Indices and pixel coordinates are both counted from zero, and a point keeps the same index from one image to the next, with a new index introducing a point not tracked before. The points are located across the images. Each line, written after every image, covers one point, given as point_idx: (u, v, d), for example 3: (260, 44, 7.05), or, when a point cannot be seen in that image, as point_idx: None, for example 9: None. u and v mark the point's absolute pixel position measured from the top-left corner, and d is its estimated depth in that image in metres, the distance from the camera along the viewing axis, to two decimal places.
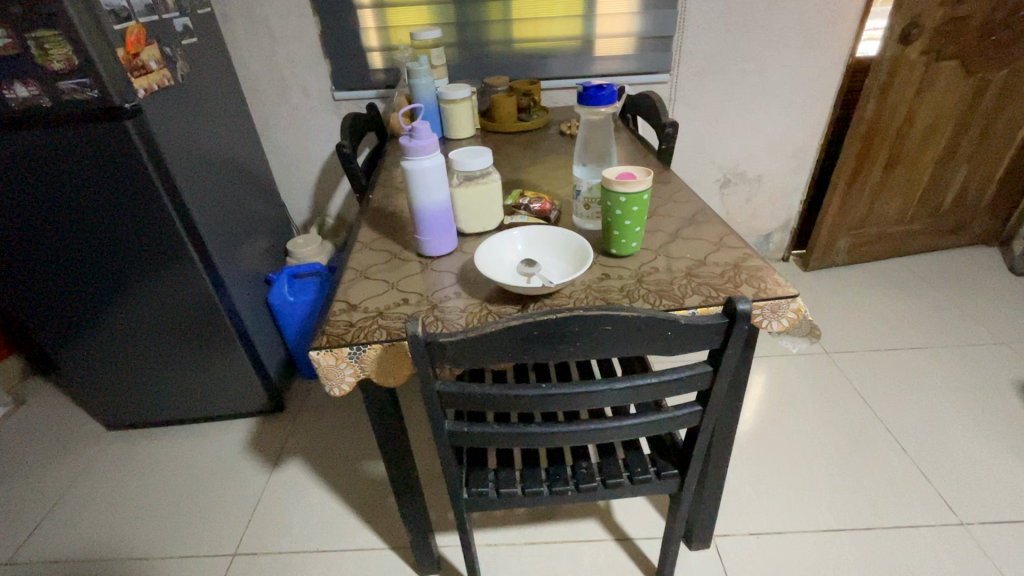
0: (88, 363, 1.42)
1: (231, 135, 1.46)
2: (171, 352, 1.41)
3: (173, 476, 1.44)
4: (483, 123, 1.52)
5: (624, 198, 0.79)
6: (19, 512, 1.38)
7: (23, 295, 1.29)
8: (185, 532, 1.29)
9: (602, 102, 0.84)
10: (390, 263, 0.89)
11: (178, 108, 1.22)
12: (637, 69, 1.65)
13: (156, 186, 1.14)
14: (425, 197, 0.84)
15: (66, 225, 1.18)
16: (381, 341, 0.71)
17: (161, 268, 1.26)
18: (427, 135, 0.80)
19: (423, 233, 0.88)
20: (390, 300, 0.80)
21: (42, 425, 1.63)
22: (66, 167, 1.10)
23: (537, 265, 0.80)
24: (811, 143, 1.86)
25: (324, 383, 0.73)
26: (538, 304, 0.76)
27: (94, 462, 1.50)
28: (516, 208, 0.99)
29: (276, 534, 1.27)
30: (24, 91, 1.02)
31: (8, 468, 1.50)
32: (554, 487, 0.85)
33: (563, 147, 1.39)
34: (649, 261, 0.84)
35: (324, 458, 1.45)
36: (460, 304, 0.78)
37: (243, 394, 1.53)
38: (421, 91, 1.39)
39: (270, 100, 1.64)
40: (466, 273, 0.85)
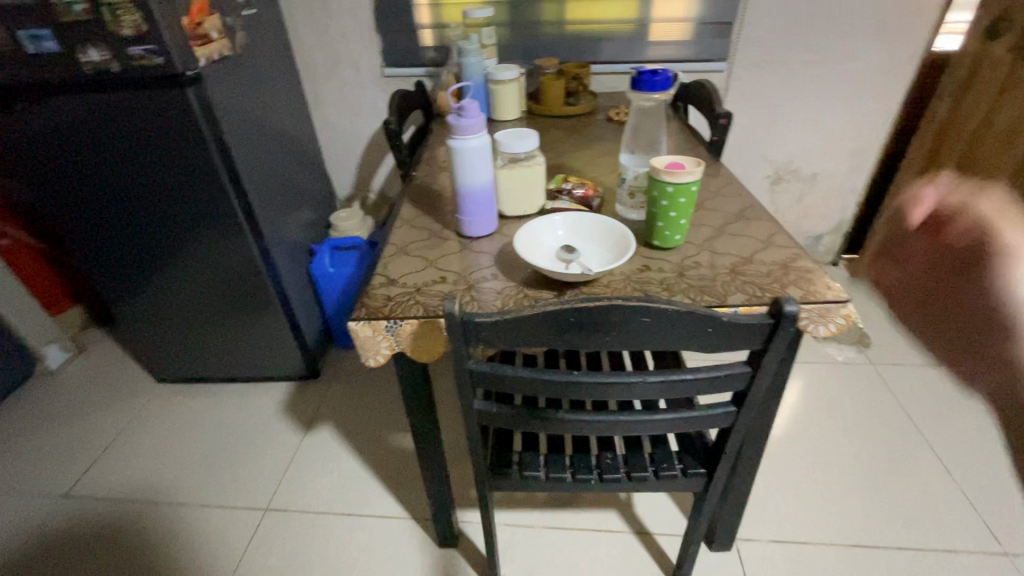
0: (143, 318, 1.51)
1: (284, 107, 1.50)
2: (218, 313, 1.48)
3: (215, 430, 1.52)
4: (530, 105, 1.50)
5: (672, 188, 0.77)
6: (77, 450, 1.49)
7: (88, 250, 1.37)
8: (222, 484, 1.37)
9: (656, 88, 0.81)
10: (429, 241, 0.90)
11: (235, 77, 1.25)
12: (692, 56, 1.59)
13: (212, 153, 1.18)
14: (468, 177, 0.84)
15: (129, 186, 1.24)
16: (418, 317, 0.72)
17: (213, 232, 1.31)
18: (475, 114, 0.80)
19: (464, 213, 0.88)
20: (427, 277, 0.80)
21: (99, 372, 1.75)
22: (131, 130, 1.15)
23: (577, 253, 0.79)
24: (874, 143, 1.76)
25: (360, 354, 0.75)
26: (576, 291, 0.75)
27: (144, 411, 1.59)
28: (558, 194, 0.98)
29: (307, 493, 1.33)
30: (96, 56, 1.07)
31: (69, 409, 1.61)
32: (577, 475, 0.85)
33: (609, 134, 1.36)
34: (692, 255, 0.82)
35: (355, 425, 1.50)
36: (496, 286, 0.78)
37: (282, 358, 1.59)
38: (470, 69, 1.39)
39: (322, 74, 1.67)
40: (505, 255, 0.85)
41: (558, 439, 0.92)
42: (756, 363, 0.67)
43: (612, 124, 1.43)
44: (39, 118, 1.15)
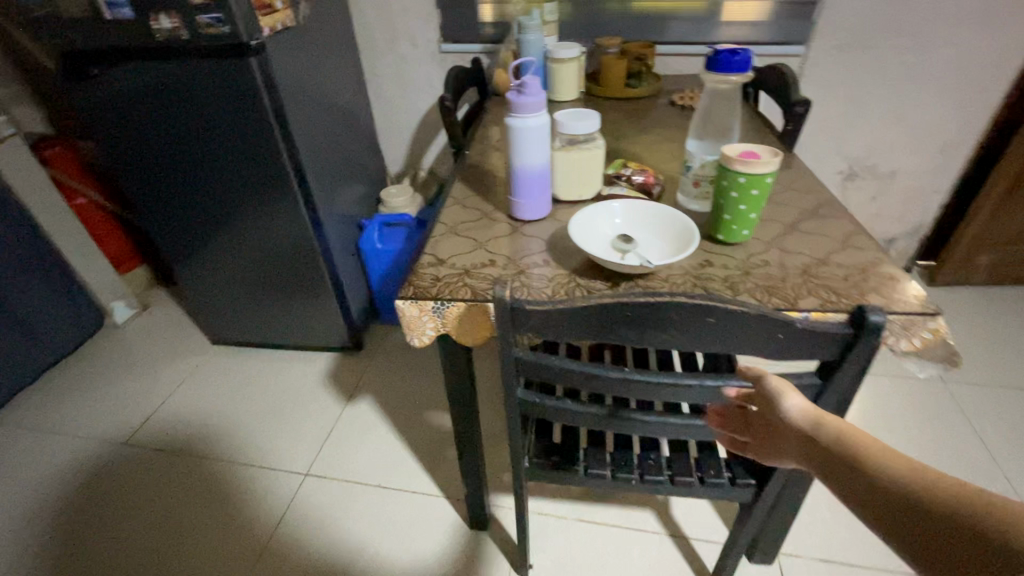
0: (200, 280, 1.57)
1: (342, 81, 1.50)
2: (269, 279, 1.52)
3: (262, 394, 1.57)
4: (590, 86, 1.45)
5: (744, 179, 0.71)
6: (137, 401, 1.58)
7: (152, 212, 1.43)
8: (266, 445, 1.42)
9: (733, 70, 0.74)
10: (480, 222, 0.88)
11: (296, 48, 1.26)
12: (769, 38, 1.48)
13: (271, 123, 1.20)
14: (524, 157, 0.81)
15: (193, 152, 1.28)
16: (466, 299, 0.70)
17: (268, 201, 1.34)
18: (536, 92, 0.76)
19: (517, 195, 0.86)
20: (477, 259, 0.78)
21: (160, 330, 1.84)
22: (197, 97, 1.18)
23: (633, 243, 0.75)
24: (966, 140, 1.60)
25: (405, 333, 0.74)
26: (632, 284, 0.71)
27: (198, 370, 1.68)
28: (616, 179, 0.93)
29: (345, 463, 1.36)
30: (167, 23, 1.09)
31: (132, 363, 1.72)
32: (617, 474, 0.82)
33: (672, 120, 1.29)
34: (759, 253, 0.76)
35: (394, 400, 1.52)
36: (547, 273, 0.75)
37: (327, 329, 1.62)
38: (528, 47, 1.34)
39: (379, 48, 1.66)
40: (557, 241, 0.82)
41: (599, 434, 0.89)
42: (828, 375, 0.62)
43: (676, 109, 1.35)
44: (113, 83, 1.19)
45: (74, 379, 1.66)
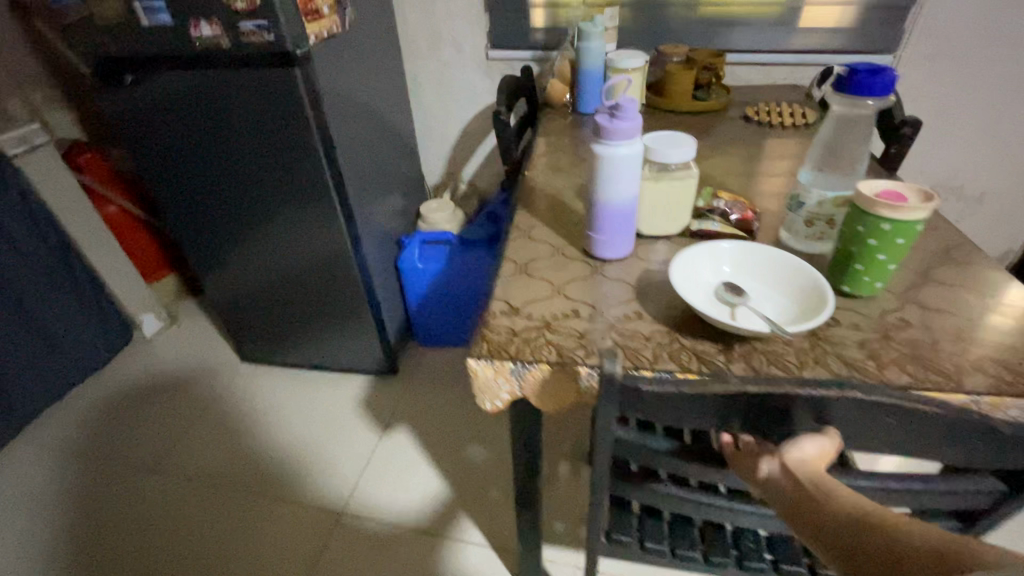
0: (232, 296, 1.50)
1: (385, 90, 1.41)
2: (305, 298, 1.45)
3: (295, 418, 1.50)
4: (652, 98, 1.33)
5: (888, 226, 0.59)
6: (167, 423, 1.52)
7: (186, 226, 1.36)
8: (301, 478, 1.35)
9: (874, 92, 0.61)
10: (554, 260, 0.78)
11: (342, 57, 1.17)
12: (852, 47, 1.34)
13: (314, 138, 1.12)
14: (612, 191, 0.70)
15: (230, 167, 1.21)
16: (552, 363, 0.60)
17: (307, 218, 1.27)
18: (632, 115, 0.65)
19: (598, 231, 0.75)
20: (557, 309, 0.68)
21: (190, 345, 1.78)
22: (237, 110, 1.10)
23: (746, 297, 0.64)
24: None
25: (476, 395, 0.64)
26: (748, 348, 0.60)
27: (229, 389, 1.61)
28: (708, 212, 0.81)
29: (383, 502, 1.28)
30: (208, 31, 1.01)
31: (161, 379, 1.66)
32: (712, 557, 0.71)
33: (749, 138, 1.17)
34: (895, 310, 0.65)
35: (433, 431, 1.43)
36: (644, 329, 0.64)
37: (363, 350, 1.54)
38: (589, 56, 1.23)
39: (423, 55, 1.57)
40: (648, 287, 0.71)
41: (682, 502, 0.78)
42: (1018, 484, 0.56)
43: (750, 125, 1.23)
44: (149, 94, 1.12)
45: (103, 397, 1.61)
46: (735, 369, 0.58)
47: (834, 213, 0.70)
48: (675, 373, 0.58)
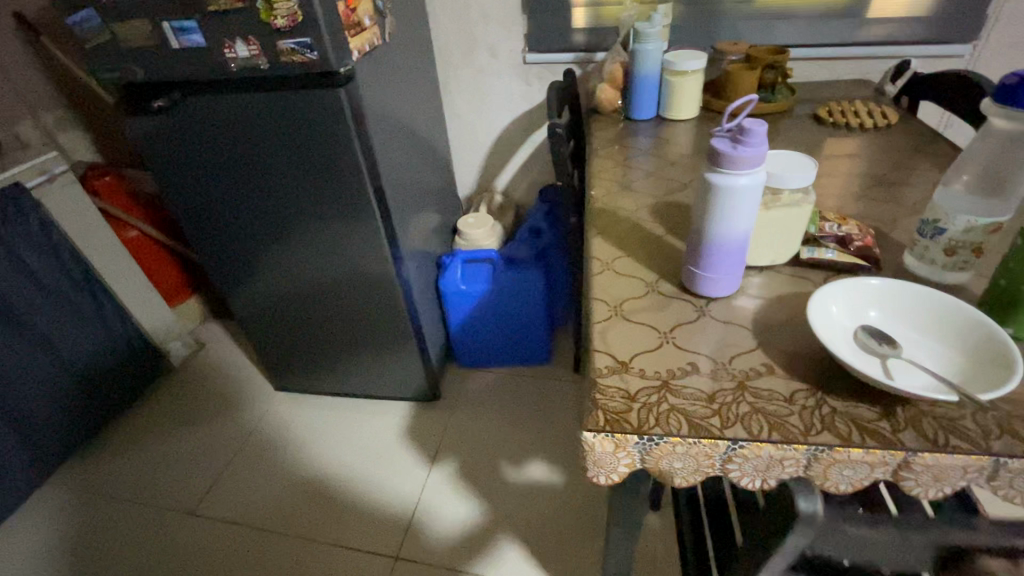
0: (264, 325, 1.42)
1: (421, 102, 1.33)
2: (343, 325, 1.37)
3: (338, 452, 1.43)
4: (709, 101, 1.23)
5: None
6: (202, 461, 1.46)
7: (215, 255, 1.28)
8: (348, 519, 1.28)
9: None
10: (651, 299, 0.69)
11: (382, 71, 1.09)
12: (925, 38, 1.24)
13: (358, 159, 1.03)
14: (727, 225, 0.61)
15: (264, 194, 1.13)
16: (684, 435, 0.52)
17: (347, 243, 1.18)
18: (759, 141, 0.55)
19: (705, 268, 0.66)
20: (672, 363, 0.59)
21: (220, 374, 1.72)
22: (272, 135, 1.02)
23: (899, 348, 0.55)
24: None
25: (587, 468, 0.56)
26: (912, 411, 0.52)
27: (264, 422, 1.55)
28: (819, 240, 0.72)
29: (438, 541, 1.21)
30: (245, 51, 0.93)
31: (194, 413, 1.60)
32: None
33: (825, 143, 1.07)
34: None
35: (485, 461, 1.35)
36: (781, 387, 0.55)
37: (404, 376, 1.47)
38: (644, 58, 1.15)
39: (455, 62, 1.48)
40: (770, 332, 0.62)
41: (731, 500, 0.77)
42: None
43: (823, 127, 1.13)
44: (177, 120, 1.04)
45: (134, 435, 1.55)
46: (906, 440, 0.49)
47: (982, 240, 0.61)
48: (835, 445, 0.50)
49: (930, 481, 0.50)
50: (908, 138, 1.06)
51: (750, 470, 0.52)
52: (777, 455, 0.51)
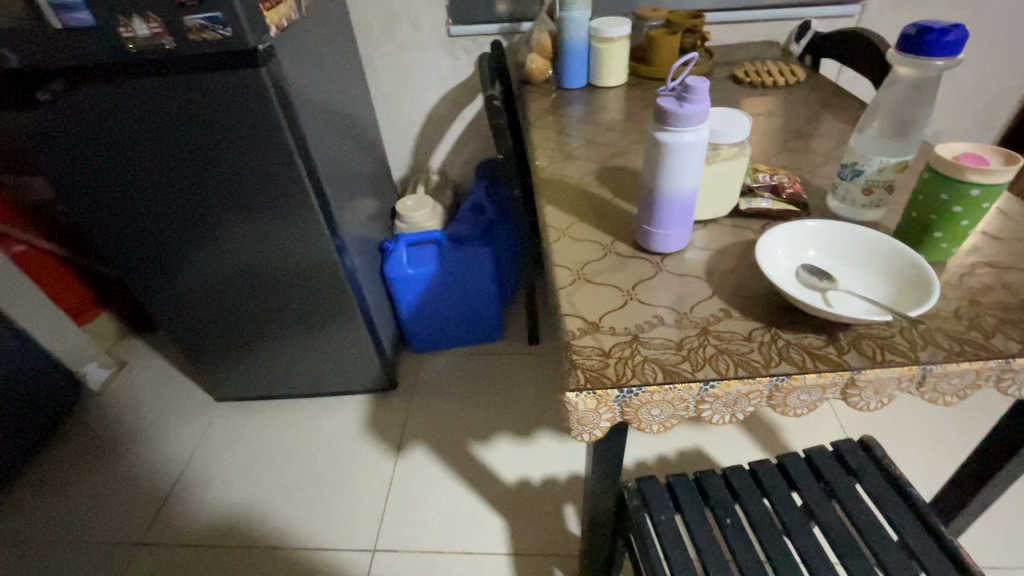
0: (196, 333, 1.32)
1: (346, 83, 1.26)
2: (286, 323, 1.30)
3: (295, 456, 1.38)
4: (636, 67, 1.27)
5: (977, 191, 0.57)
6: (143, 488, 1.35)
7: (129, 263, 1.16)
8: (317, 521, 1.24)
9: (944, 52, 0.58)
10: (610, 260, 0.71)
11: (303, 48, 1.02)
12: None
13: (289, 144, 0.97)
14: (678, 181, 0.63)
15: (182, 192, 1.03)
16: (659, 383, 0.55)
17: (283, 235, 1.11)
18: (703, 97, 0.58)
19: (658, 225, 0.68)
20: (639, 318, 0.62)
21: (150, 393, 1.58)
22: (188, 125, 0.93)
23: (833, 279, 0.61)
24: (1009, 96, 1.54)
25: (570, 428, 0.57)
26: (853, 334, 0.58)
27: (208, 437, 1.45)
28: (754, 191, 0.77)
29: (415, 529, 1.21)
30: (144, 29, 0.83)
31: (124, 439, 1.46)
32: None
33: (745, 101, 1.14)
34: (971, 272, 0.64)
35: (451, 442, 1.36)
36: (739, 328, 0.59)
37: (359, 369, 1.42)
38: (571, 26, 1.16)
39: (376, 37, 1.41)
40: (722, 280, 0.66)
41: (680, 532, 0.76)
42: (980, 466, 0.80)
43: (741, 87, 1.20)
44: (69, 113, 0.92)
45: (57, 474, 1.40)
46: (851, 360, 0.55)
47: (894, 178, 0.68)
48: (793, 373, 0.54)
49: (872, 394, 0.56)
50: (815, 92, 1.16)
51: (721, 408, 0.56)
52: (744, 390, 0.55)
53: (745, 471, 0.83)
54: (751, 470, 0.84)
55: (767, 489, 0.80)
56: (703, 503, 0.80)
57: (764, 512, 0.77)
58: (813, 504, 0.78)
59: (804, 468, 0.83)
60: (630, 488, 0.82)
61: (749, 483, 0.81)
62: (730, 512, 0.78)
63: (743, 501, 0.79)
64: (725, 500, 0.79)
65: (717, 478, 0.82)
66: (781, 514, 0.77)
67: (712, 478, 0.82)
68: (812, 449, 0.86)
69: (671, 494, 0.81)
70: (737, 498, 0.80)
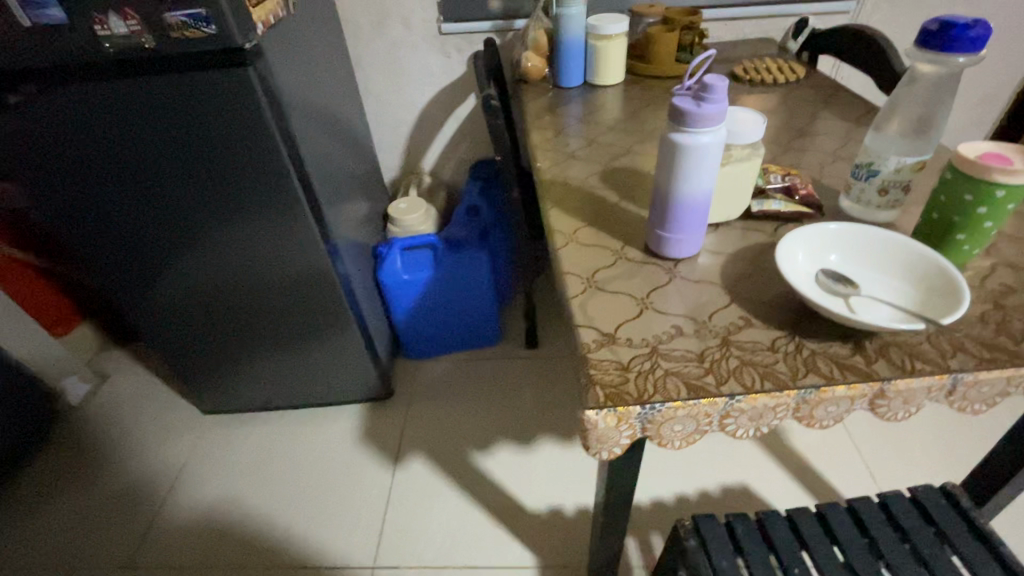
0: (180, 343, 1.26)
1: (335, 83, 1.22)
2: (275, 332, 1.25)
3: (288, 470, 1.33)
4: (634, 65, 1.25)
5: (1002, 192, 0.56)
6: (129, 507, 1.29)
7: (108, 272, 1.11)
8: (312, 537, 1.20)
9: (967, 49, 0.56)
10: (622, 266, 0.68)
11: (291, 47, 0.98)
12: None
13: (278, 146, 0.92)
14: (693, 184, 0.60)
15: (164, 197, 0.98)
16: (683, 398, 0.52)
17: (272, 241, 1.07)
18: (721, 96, 0.55)
19: (672, 230, 0.66)
20: (656, 327, 0.59)
21: (132, 406, 1.52)
22: (169, 127, 0.89)
23: (855, 285, 0.59)
24: (1000, 90, 1.54)
25: (589, 446, 0.54)
26: (880, 342, 0.56)
27: (196, 452, 1.40)
28: (766, 192, 0.75)
29: (416, 543, 1.17)
30: (122, 27, 0.78)
31: (107, 456, 1.40)
32: None
33: (745, 99, 1.13)
34: (993, 275, 0.62)
35: (449, 451, 1.32)
36: (762, 337, 0.57)
37: (353, 377, 1.38)
38: (569, 23, 1.13)
39: (366, 35, 1.36)
40: (739, 286, 0.64)
41: None
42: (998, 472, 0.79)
43: (740, 84, 1.19)
44: (40, 115, 0.87)
45: (35, 494, 1.33)
46: (881, 370, 0.53)
47: (911, 179, 0.66)
48: (821, 385, 0.52)
49: (902, 404, 0.54)
50: (816, 89, 1.14)
51: (747, 422, 0.54)
52: (770, 403, 0.52)
53: (812, 515, 0.79)
54: (818, 513, 0.79)
55: (838, 537, 0.76)
56: (768, 550, 0.75)
57: (838, 563, 0.72)
58: (888, 551, 0.73)
59: (880, 516, 0.78)
60: (686, 526, 0.78)
61: (818, 528, 0.77)
62: (799, 560, 0.73)
63: (810, 548, 0.74)
64: (792, 547, 0.74)
65: (781, 522, 0.78)
66: (853, 561, 0.72)
67: (778, 522, 0.78)
68: (889, 493, 0.81)
69: (732, 537, 0.76)
70: (804, 545, 0.75)
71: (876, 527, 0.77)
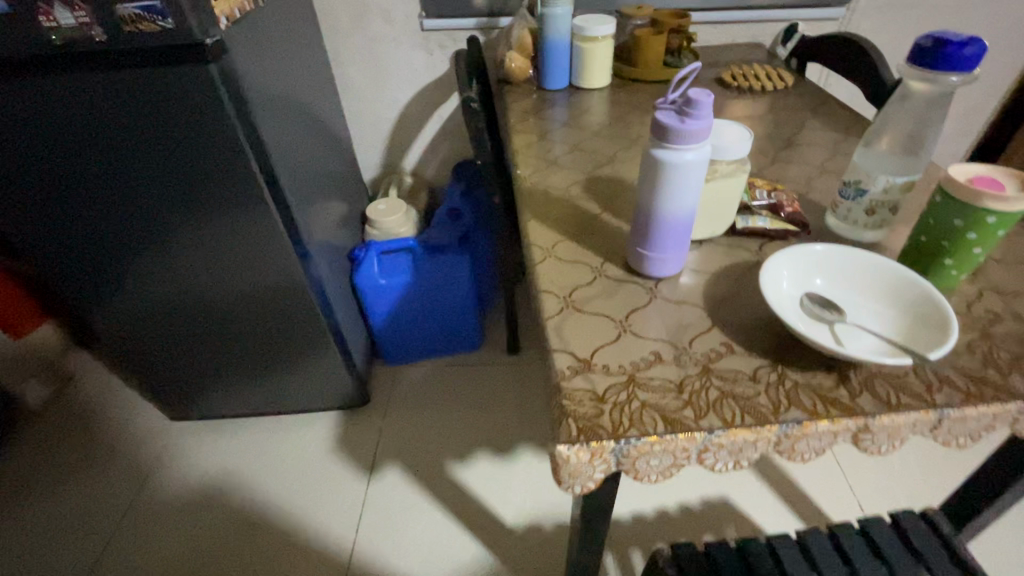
0: (145, 348, 1.21)
1: (310, 79, 1.17)
2: (245, 337, 1.20)
3: (258, 479, 1.29)
4: (621, 68, 1.21)
5: (993, 219, 0.54)
6: (89, 518, 1.24)
7: (65, 273, 1.05)
8: (281, 550, 1.16)
9: (961, 67, 0.54)
10: (600, 285, 0.65)
11: (260, 41, 0.93)
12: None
13: (243, 147, 0.88)
14: (676, 202, 0.57)
15: (123, 198, 0.93)
16: (660, 432, 0.49)
17: (240, 244, 1.02)
18: (707, 113, 0.52)
19: (653, 248, 0.63)
20: (635, 354, 0.56)
21: (97, 411, 1.46)
22: (127, 125, 0.84)
23: (841, 310, 0.57)
24: (988, 101, 1.54)
25: (561, 482, 0.51)
26: (865, 373, 0.53)
27: (163, 459, 1.35)
28: (751, 209, 0.73)
29: (389, 557, 1.14)
30: (70, 18, 0.73)
31: (68, 463, 1.35)
32: None
33: (732, 107, 1.10)
34: (979, 301, 0.60)
35: (426, 461, 1.29)
36: (743, 366, 0.54)
37: (328, 384, 1.34)
38: (554, 23, 1.09)
39: (345, 29, 1.31)
40: (721, 309, 0.61)
41: None
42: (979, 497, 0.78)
43: (728, 91, 1.16)
44: None
45: None
46: (864, 405, 0.51)
47: (899, 199, 0.64)
48: (803, 421, 0.50)
49: (886, 439, 0.51)
50: (804, 97, 1.12)
51: (726, 457, 0.51)
52: (751, 439, 0.50)
53: (793, 542, 0.77)
54: (800, 539, 0.78)
55: (819, 565, 0.74)
56: None
57: None
58: None
59: (862, 545, 0.77)
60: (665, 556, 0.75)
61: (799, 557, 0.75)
62: None
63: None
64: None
65: (762, 549, 0.76)
66: None
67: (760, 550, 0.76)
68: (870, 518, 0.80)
69: (712, 567, 0.74)
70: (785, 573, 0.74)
71: (858, 554, 0.75)
